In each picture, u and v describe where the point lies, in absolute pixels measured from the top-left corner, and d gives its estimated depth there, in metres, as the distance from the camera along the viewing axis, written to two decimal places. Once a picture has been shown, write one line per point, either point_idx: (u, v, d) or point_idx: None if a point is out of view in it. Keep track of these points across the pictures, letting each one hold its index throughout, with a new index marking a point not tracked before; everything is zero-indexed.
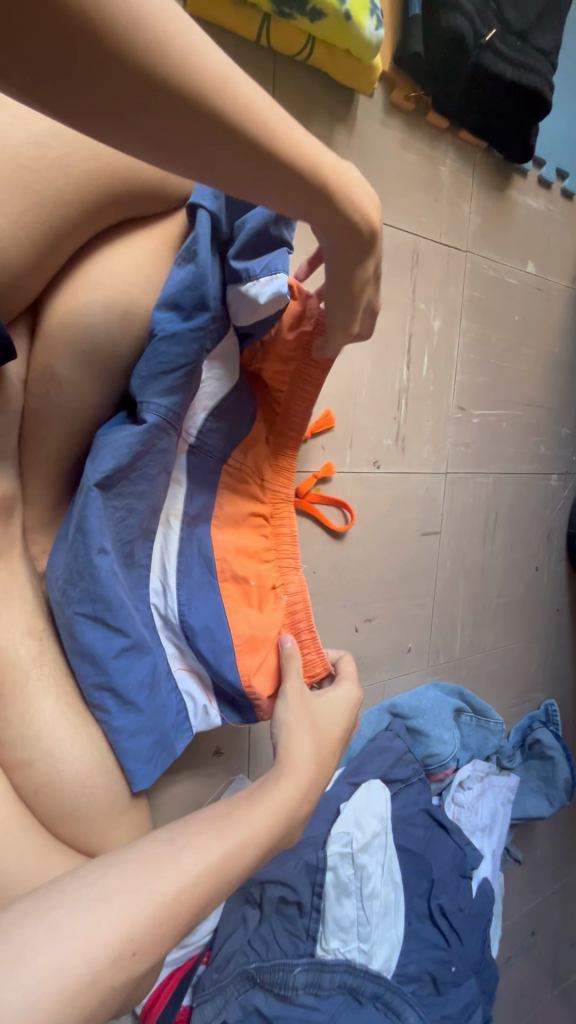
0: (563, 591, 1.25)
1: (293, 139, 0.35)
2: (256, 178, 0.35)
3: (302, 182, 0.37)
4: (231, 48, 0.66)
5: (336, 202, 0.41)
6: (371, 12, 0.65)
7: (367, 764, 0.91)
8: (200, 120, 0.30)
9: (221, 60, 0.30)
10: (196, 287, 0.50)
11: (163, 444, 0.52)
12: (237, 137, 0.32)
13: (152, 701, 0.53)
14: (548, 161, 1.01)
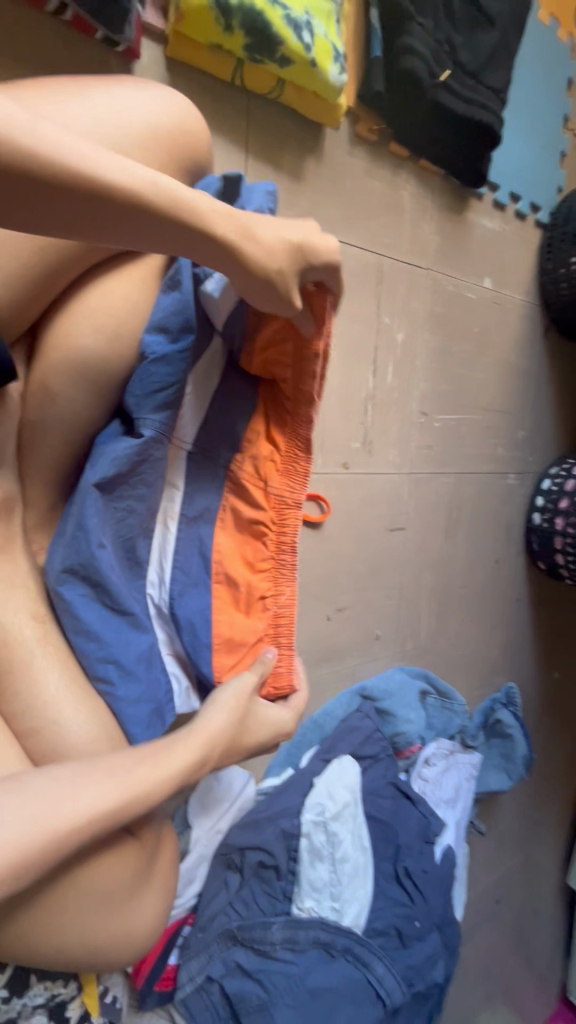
0: (522, 581, 1.34)
1: (165, 198, 0.43)
2: (134, 229, 0.43)
3: (178, 227, 0.44)
4: (208, 88, 0.73)
5: (220, 239, 0.46)
6: (335, 60, 0.72)
7: (339, 742, 0.99)
8: (68, 194, 0.39)
9: (86, 154, 0.40)
10: (182, 313, 0.58)
11: (158, 453, 0.59)
12: (106, 202, 0.41)
13: (149, 672, 0.60)
14: (502, 185, 1.10)
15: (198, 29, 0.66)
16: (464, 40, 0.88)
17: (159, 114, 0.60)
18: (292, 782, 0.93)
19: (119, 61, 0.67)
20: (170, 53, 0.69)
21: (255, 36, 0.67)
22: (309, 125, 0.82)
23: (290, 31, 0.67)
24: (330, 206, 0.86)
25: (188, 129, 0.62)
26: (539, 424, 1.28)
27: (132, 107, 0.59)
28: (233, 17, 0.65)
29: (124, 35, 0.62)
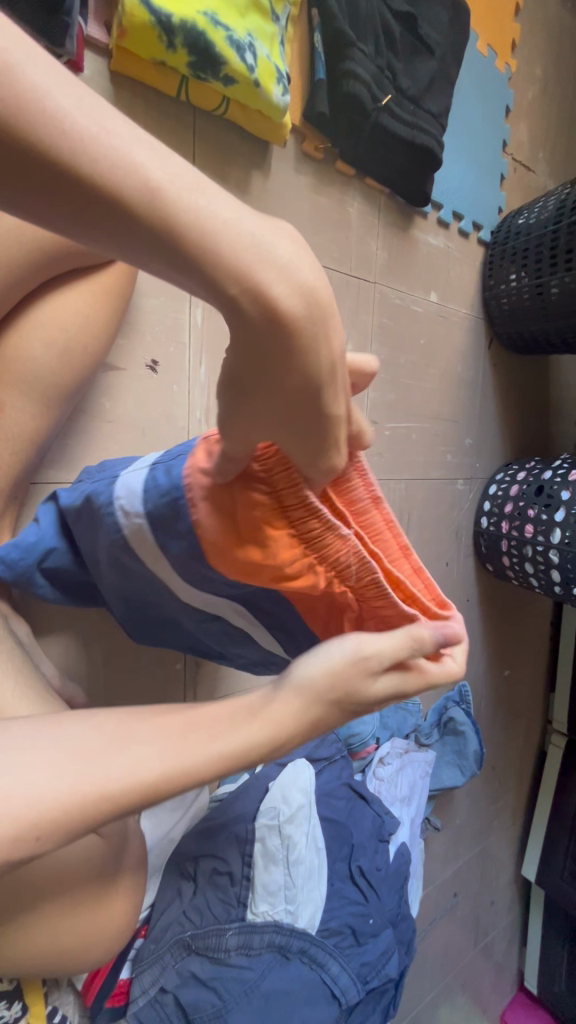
0: (472, 583, 1.40)
1: (183, 220, 0.29)
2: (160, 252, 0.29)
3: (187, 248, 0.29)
4: (154, 103, 0.74)
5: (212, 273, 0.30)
6: (278, 82, 0.75)
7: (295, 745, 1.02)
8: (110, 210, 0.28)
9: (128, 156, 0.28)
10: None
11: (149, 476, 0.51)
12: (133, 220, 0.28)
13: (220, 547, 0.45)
14: (445, 204, 1.15)
15: (143, 45, 0.67)
16: (406, 68, 0.92)
17: None
18: (247, 787, 0.95)
19: None
20: (114, 67, 0.69)
21: (198, 54, 0.68)
22: (255, 142, 0.84)
23: (233, 52, 0.69)
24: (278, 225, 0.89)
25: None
26: (485, 431, 1.34)
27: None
28: (176, 36, 0.66)
29: (66, 48, 0.62)
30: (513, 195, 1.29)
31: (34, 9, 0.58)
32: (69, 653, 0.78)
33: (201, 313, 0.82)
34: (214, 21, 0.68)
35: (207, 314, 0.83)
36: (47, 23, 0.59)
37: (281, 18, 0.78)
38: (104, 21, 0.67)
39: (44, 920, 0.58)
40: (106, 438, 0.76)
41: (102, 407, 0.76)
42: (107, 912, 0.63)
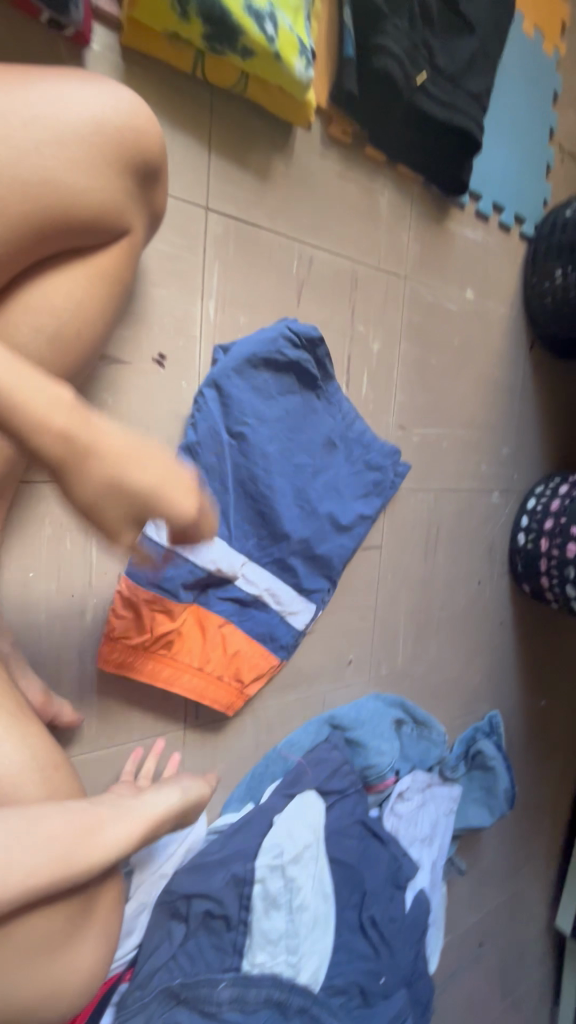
0: (506, 605, 1.29)
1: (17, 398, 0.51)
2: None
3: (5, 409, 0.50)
4: (168, 81, 0.69)
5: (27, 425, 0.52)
6: (301, 55, 0.69)
7: (304, 775, 0.91)
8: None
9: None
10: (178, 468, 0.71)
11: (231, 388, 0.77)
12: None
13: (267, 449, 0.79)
14: (484, 195, 1.06)
15: (155, 15, 0.62)
16: (443, 46, 0.85)
17: (113, 111, 0.53)
18: (251, 818, 0.85)
19: (68, 48, 0.62)
20: (125, 41, 0.65)
21: (214, 22, 0.63)
22: (276, 126, 0.78)
23: (251, 22, 0.64)
24: (301, 215, 0.83)
25: (145, 124, 0.55)
26: (524, 439, 1.24)
27: (81, 100, 0.52)
28: (189, 3, 0.61)
29: (71, 17, 0.58)
30: (559, 188, 1.20)
31: None
32: (59, 667, 0.72)
33: (214, 304, 0.77)
34: None
35: (220, 307, 0.77)
36: None
37: None
38: None
39: (22, 991, 0.48)
40: None
41: (104, 404, 0.71)
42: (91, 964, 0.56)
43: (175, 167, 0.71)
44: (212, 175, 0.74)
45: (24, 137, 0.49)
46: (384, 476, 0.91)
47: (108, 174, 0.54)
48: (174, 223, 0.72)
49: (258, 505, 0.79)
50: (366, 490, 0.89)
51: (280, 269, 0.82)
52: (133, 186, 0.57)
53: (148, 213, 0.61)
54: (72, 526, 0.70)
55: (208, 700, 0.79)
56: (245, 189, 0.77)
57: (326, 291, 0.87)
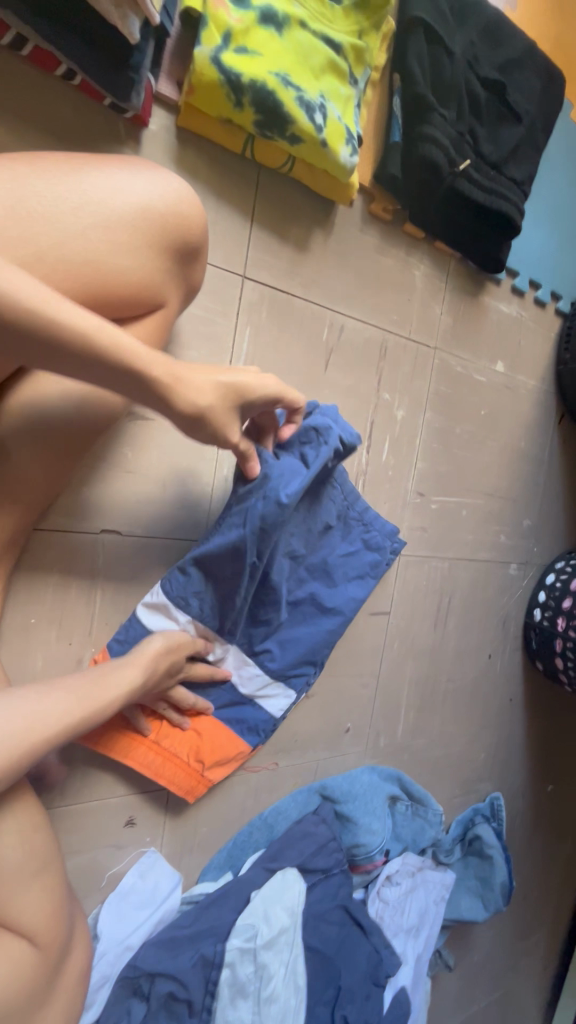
0: (517, 682, 1.24)
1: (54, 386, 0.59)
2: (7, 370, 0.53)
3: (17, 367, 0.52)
4: (218, 159, 0.72)
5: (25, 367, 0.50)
6: (347, 142, 0.71)
7: (288, 849, 0.88)
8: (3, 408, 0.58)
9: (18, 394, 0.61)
10: (179, 576, 0.71)
11: (265, 502, 0.69)
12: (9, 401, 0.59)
13: (283, 561, 0.76)
14: (521, 272, 1.07)
15: (210, 102, 0.66)
16: (489, 135, 0.88)
17: (159, 195, 0.55)
18: (227, 891, 0.82)
19: (126, 127, 0.66)
20: (181, 123, 0.68)
21: (265, 112, 0.66)
22: (319, 203, 0.81)
23: (301, 112, 0.67)
24: (336, 287, 0.85)
25: (188, 209, 0.57)
26: (546, 513, 1.22)
27: (127, 184, 0.54)
28: (244, 94, 0.65)
29: (131, 102, 0.61)
30: None
31: (102, 65, 0.57)
32: None
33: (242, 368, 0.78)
34: (285, 82, 0.66)
35: (247, 369, 0.79)
36: (114, 79, 0.58)
37: (359, 80, 0.75)
38: (177, 79, 0.67)
39: None
40: (121, 488, 0.72)
41: (123, 458, 0.72)
42: None
43: (216, 237, 0.74)
44: (250, 244, 0.76)
45: (68, 220, 0.51)
46: (383, 557, 0.87)
47: (147, 255, 0.55)
48: (210, 288, 0.74)
49: (264, 605, 0.76)
50: (376, 583, 0.86)
51: (311, 336, 0.84)
52: (170, 265, 0.58)
53: (184, 287, 0.62)
54: (79, 573, 0.71)
55: (167, 780, 0.76)
56: (283, 259, 0.79)
57: (355, 358, 0.88)
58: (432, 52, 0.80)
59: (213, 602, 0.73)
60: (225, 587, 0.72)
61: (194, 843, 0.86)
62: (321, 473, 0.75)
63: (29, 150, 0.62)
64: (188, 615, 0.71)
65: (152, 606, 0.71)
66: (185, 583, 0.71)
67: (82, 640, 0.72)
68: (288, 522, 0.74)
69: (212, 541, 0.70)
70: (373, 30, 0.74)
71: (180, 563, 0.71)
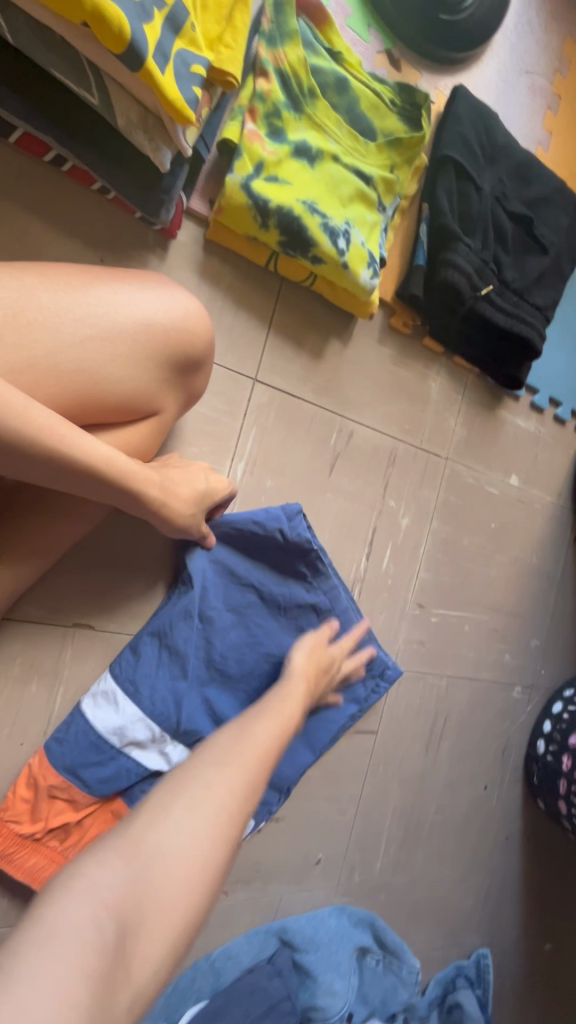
0: (515, 818, 1.12)
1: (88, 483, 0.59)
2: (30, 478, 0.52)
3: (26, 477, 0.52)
4: (240, 269, 0.74)
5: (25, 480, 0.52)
6: (368, 266, 0.72)
7: (233, 1006, 0.76)
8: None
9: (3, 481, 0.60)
10: (131, 656, 0.67)
11: (214, 567, 0.71)
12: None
13: (238, 636, 0.72)
14: (541, 390, 1.06)
15: (237, 222, 0.68)
16: (513, 263, 0.89)
17: (166, 309, 0.56)
18: None
19: (155, 237, 0.68)
20: (209, 235, 0.71)
21: (289, 234, 0.68)
22: (339, 315, 0.82)
23: (325, 237, 0.68)
24: (349, 394, 0.84)
25: (196, 326, 0.58)
26: (556, 634, 1.15)
27: (135, 300, 0.55)
28: (270, 218, 0.67)
29: (160, 217, 0.63)
30: None
31: (132, 185, 0.59)
32: None
33: (243, 467, 0.77)
34: (311, 209, 0.68)
35: (248, 470, 0.77)
36: (145, 198, 0.61)
37: (388, 209, 0.78)
38: (208, 198, 0.70)
39: None
40: (100, 580, 0.69)
41: (108, 551, 0.70)
42: None
43: (230, 342, 0.74)
44: (265, 349, 0.77)
45: (70, 331, 0.51)
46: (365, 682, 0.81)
47: (147, 367, 0.55)
48: (220, 389, 0.74)
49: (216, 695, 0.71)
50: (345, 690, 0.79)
51: (318, 440, 0.82)
52: (169, 375, 0.58)
53: (183, 395, 0.62)
54: (42, 668, 0.67)
55: None
56: (297, 365, 0.80)
57: (362, 464, 0.86)
58: (461, 187, 0.83)
59: (164, 694, 0.67)
60: (176, 666, 0.68)
61: None
62: (283, 559, 0.74)
63: (56, 252, 0.64)
64: (135, 707, 0.66)
65: (97, 695, 0.65)
66: (135, 664, 0.67)
67: (33, 737, 0.67)
68: (244, 598, 0.72)
69: (166, 613, 0.69)
70: (405, 166, 0.77)
71: (133, 644, 0.68)
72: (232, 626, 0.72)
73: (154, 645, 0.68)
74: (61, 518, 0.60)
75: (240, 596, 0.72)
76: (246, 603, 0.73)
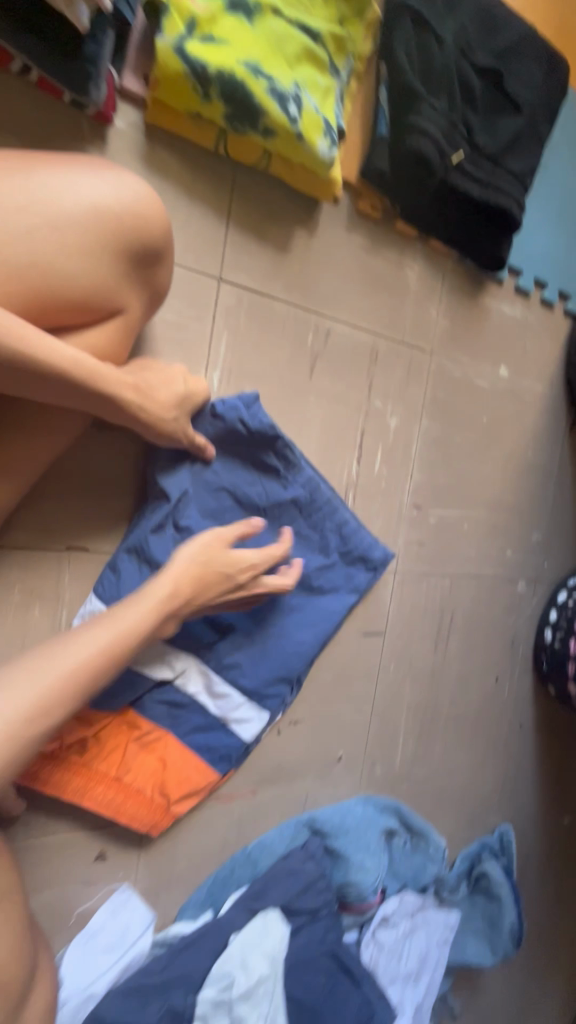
0: (527, 706, 1.16)
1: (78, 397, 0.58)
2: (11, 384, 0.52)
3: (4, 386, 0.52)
4: (188, 156, 0.68)
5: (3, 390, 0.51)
6: (326, 135, 0.67)
7: (272, 887, 0.81)
8: None
9: None
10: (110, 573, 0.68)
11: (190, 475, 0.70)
12: None
13: None
14: (526, 271, 1.00)
15: (177, 96, 0.62)
16: (484, 125, 0.83)
17: (112, 191, 0.52)
18: (205, 932, 0.75)
19: (91, 125, 0.63)
20: (149, 119, 0.65)
21: (234, 104, 0.63)
22: (301, 201, 0.77)
23: (274, 103, 0.63)
24: (320, 288, 0.80)
25: (147, 209, 0.54)
26: (557, 526, 1.14)
27: (75, 181, 0.51)
28: (211, 85, 0.61)
29: (91, 96, 0.57)
30: None
31: (54, 57, 0.54)
32: None
33: (219, 374, 0.74)
34: (256, 72, 0.62)
35: (225, 378, 0.75)
36: (71, 73, 0.55)
37: (342, 72, 0.71)
38: (143, 74, 0.64)
39: None
40: (87, 501, 0.69)
41: (91, 470, 0.69)
42: None
43: (188, 239, 0.70)
44: (225, 244, 0.73)
45: (8, 219, 0.48)
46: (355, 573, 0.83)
47: (100, 257, 0.52)
48: (184, 292, 0.71)
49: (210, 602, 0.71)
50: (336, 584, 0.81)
51: (294, 340, 0.79)
52: (127, 268, 0.54)
53: (148, 293, 0.58)
54: (43, 592, 0.67)
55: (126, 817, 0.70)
56: (263, 260, 0.75)
57: (343, 363, 0.83)
58: (420, 39, 0.75)
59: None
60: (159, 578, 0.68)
61: (172, 879, 0.81)
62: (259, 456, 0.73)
63: None
64: None
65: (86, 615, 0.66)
66: (118, 581, 0.67)
67: None
68: (225, 502, 0.72)
69: (143, 527, 0.67)
70: (355, 18, 0.70)
71: (112, 562, 0.68)
72: (215, 533, 0.71)
73: (133, 561, 0.68)
74: (33, 434, 0.60)
75: (221, 501, 0.72)
76: (229, 507, 0.72)
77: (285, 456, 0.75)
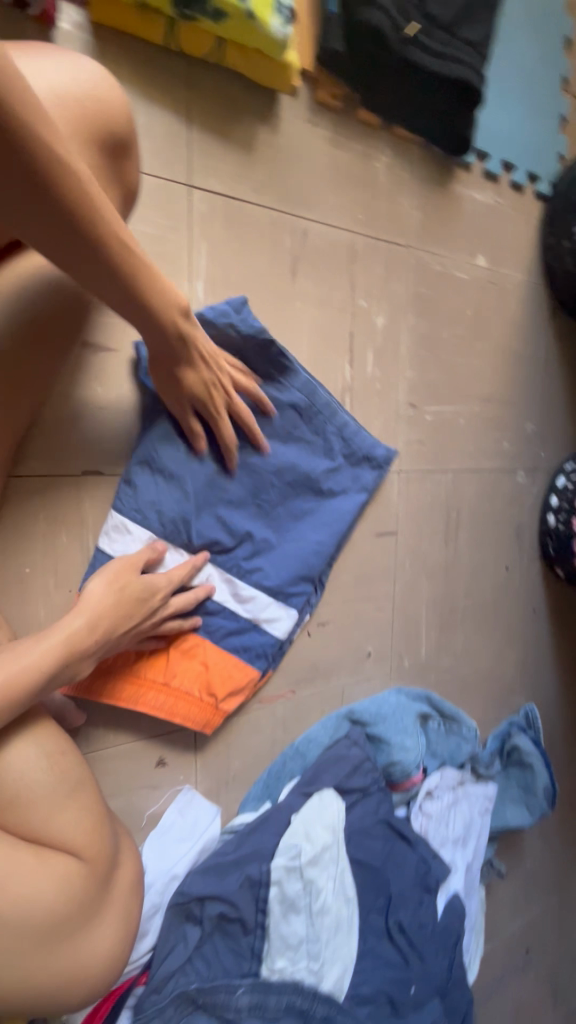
0: (538, 591, 1.21)
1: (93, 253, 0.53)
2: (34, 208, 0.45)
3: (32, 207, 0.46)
4: (139, 53, 0.66)
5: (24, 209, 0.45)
6: (277, 11, 0.65)
7: (323, 773, 0.87)
8: None
9: None
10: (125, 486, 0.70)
11: None
12: None
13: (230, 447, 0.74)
14: (493, 153, 0.99)
15: None
16: None
17: (72, 81, 0.51)
18: (268, 817, 0.81)
19: (36, 28, 0.61)
20: (94, 16, 0.63)
21: None
22: (260, 95, 0.75)
23: None
24: (291, 187, 0.79)
25: (108, 95, 0.53)
26: (550, 414, 1.17)
27: (39, 72, 0.50)
28: None
29: None
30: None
31: None
32: None
33: (203, 285, 0.74)
34: None
35: (210, 289, 0.75)
36: None
37: None
38: None
39: (39, 969, 0.50)
40: (95, 425, 0.70)
41: (91, 394, 0.69)
42: (100, 948, 0.55)
43: (153, 145, 0.69)
44: (191, 148, 0.71)
45: None
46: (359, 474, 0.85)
47: (74, 146, 0.51)
48: (156, 202, 0.70)
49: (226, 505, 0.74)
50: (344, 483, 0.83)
51: (273, 244, 0.79)
52: (102, 161, 0.54)
53: (122, 190, 0.58)
54: (67, 518, 0.69)
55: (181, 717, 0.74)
56: (230, 162, 0.74)
57: (324, 264, 0.83)
58: None
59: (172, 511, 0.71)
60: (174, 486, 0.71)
61: (229, 779, 0.86)
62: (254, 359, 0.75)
63: None
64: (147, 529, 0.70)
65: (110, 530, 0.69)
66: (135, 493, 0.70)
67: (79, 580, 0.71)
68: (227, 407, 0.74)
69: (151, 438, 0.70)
70: None
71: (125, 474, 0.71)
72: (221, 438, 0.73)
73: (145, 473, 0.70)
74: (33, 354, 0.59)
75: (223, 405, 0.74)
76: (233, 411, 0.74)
77: (283, 363, 0.77)
